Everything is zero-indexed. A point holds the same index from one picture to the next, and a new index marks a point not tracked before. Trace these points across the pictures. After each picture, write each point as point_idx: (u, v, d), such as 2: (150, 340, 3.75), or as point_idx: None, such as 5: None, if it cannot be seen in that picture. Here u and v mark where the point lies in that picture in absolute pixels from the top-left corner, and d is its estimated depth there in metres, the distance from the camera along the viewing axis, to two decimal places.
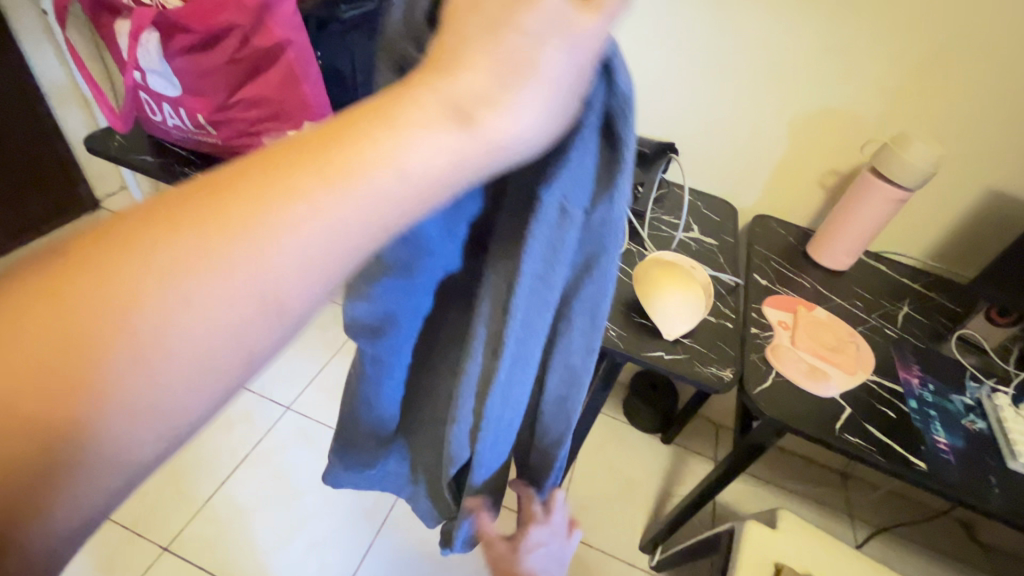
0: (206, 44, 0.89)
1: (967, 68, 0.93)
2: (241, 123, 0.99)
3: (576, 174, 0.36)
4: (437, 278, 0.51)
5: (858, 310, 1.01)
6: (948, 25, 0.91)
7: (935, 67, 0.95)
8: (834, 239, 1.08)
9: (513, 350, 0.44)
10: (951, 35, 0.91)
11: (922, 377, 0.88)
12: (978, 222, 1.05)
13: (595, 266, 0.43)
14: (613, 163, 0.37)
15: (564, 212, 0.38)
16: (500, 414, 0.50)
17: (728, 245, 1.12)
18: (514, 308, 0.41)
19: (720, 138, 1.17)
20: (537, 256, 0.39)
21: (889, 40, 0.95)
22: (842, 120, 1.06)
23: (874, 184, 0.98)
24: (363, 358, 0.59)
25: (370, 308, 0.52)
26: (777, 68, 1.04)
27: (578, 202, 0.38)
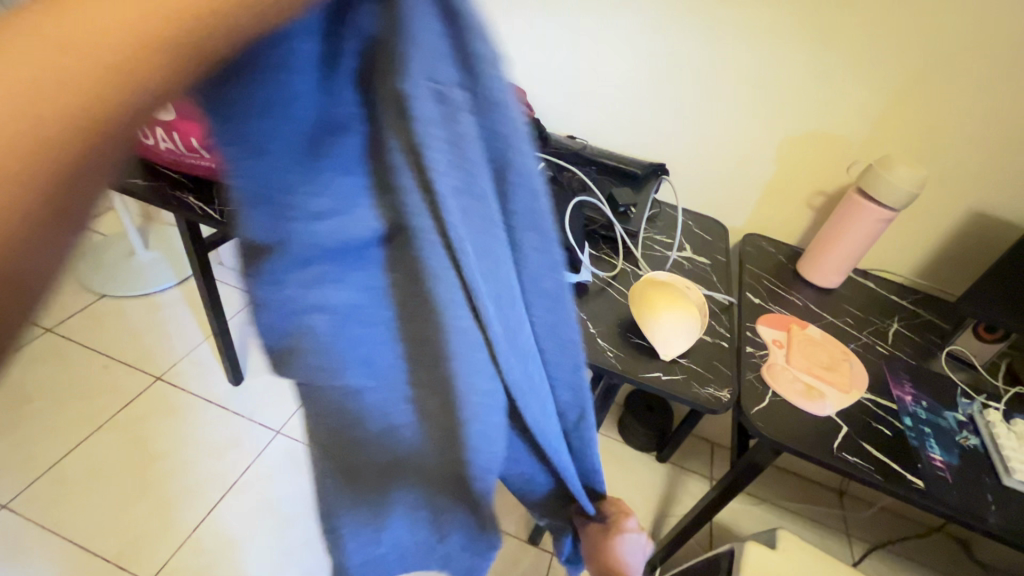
0: None
1: (943, 93, 0.97)
2: None
3: (429, 46, 0.27)
4: (337, 245, 0.36)
5: (850, 327, 1.03)
6: (924, 54, 0.95)
7: (914, 91, 0.99)
8: (823, 258, 1.09)
9: (493, 295, 0.36)
10: (928, 62, 0.95)
11: (915, 394, 0.89)
12: (962, 240, 1.08)
13: (511, 158, 0.32)
14: (454, 15, 0.27)
15: (444, 98, 0.29)
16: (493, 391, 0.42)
17: (721, 264, 1.13)
18: (462, 245, 0.33)
19: (710, 158, 1.19)
20: (449, 166, 0.31)
21: (871, 65, 0.99)
22: (827, 142, 1.09)
23: (861, 204, 1.00)
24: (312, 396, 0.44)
25: (275, 321, 0.38)
26: (763, 92, 1.07)
27: (451, 79, 0.29)
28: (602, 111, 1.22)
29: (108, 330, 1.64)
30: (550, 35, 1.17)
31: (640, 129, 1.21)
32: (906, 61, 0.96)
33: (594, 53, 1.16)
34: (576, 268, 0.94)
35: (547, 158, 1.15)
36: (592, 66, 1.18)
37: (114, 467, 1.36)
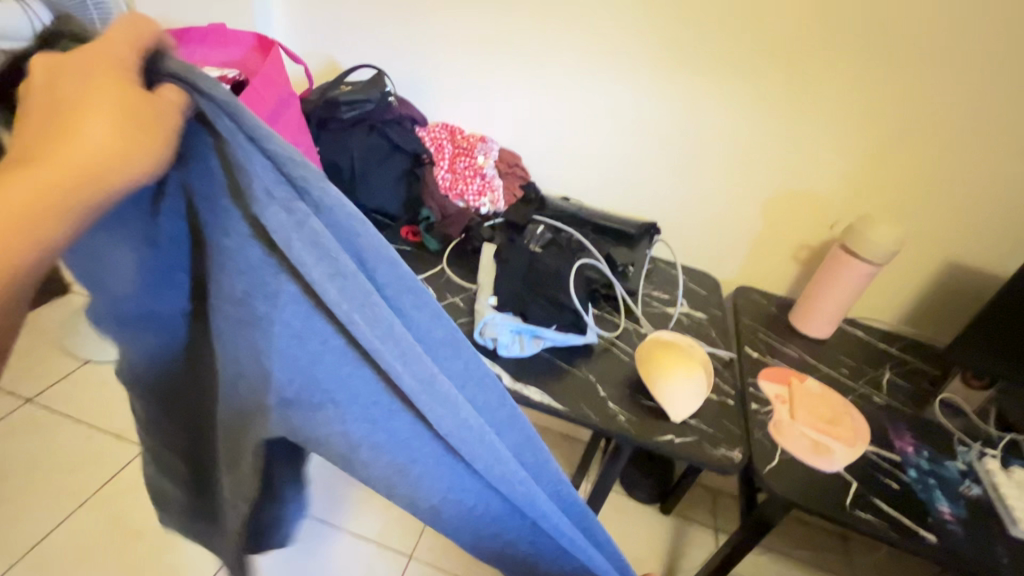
0: None
1: (911, 155, 1.06)
2: None
3: (266, 178, 0.36)
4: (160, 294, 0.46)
5: (845, 378, 1.06)
6: (893, 121, 1.04)
7: (885, 154, 1.07)
8: (813, 311, 1.14)
9: (407, 373, 0.40)
10: (895, 131, 1.05)
11: (915, 445, 0.92)
12: (940, 290, 1.14)
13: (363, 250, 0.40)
14: (280, 163, 0.36)
15: (287, 206, 0.36)
16: (411, 440, 0.44)
17: (717, 318, 1.16)
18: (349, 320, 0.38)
19: (699, 217, 1.25)
20: (312, 258, 0.36)
21: (845, 131, 1.08)
22: (806, 200, 1.16)
23: (846, 261, 1.06)
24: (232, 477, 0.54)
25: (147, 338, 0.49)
26: (747, 157, 1.15)
27: (285, 195, 0.36)
28: (595, 173, 1.28)
29: (90, 397, 1.56)
30: (545, 104, 1.24)
31: (631, 190, 1.27)
32: (876, 129, 1.06)
33: (588, 120, 1.23)
34: (582, 329, 0.96)
35: (545, 221, 1.19)
36: (586, 132, 1.24)
37: (96, 546, 1.27)
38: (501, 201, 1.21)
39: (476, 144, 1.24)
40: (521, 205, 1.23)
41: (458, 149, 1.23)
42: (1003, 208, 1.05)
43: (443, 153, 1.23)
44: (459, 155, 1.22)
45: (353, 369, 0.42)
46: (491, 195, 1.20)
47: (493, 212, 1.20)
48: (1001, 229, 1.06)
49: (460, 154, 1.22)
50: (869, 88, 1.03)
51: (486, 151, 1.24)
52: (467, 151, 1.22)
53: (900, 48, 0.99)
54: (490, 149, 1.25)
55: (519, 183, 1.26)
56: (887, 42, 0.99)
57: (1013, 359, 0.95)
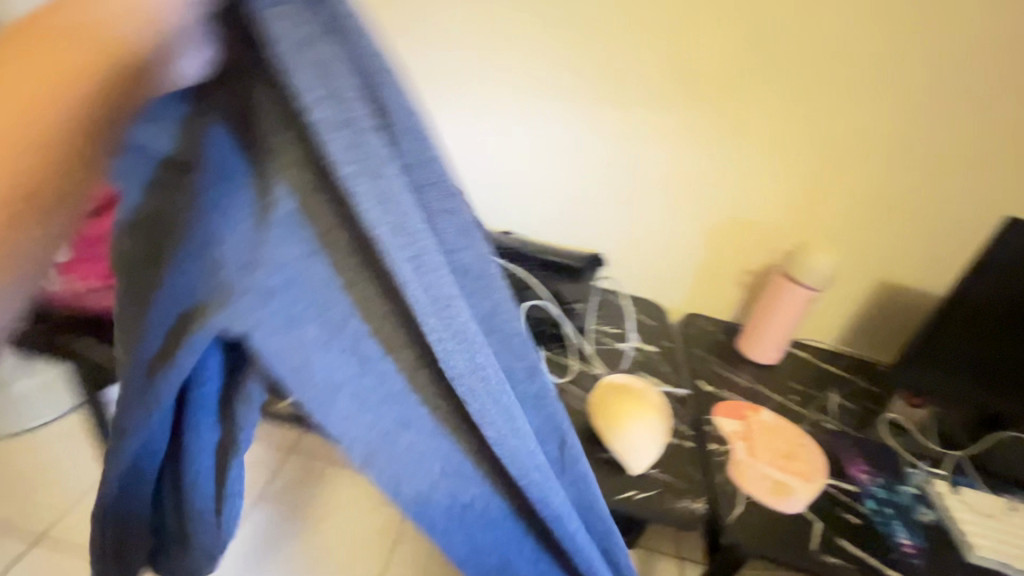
0: None
1: (848, 183, 1.09)
2: None
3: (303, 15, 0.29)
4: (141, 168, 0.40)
5: (795, 405, 1.06)
6: (829, 151, 1.07)
7: (826, 181, 1.09)
8: (760, 337, 1.14)
9: (411, 274, 0.33)
10: (821, 161, 1.08)
11: (869, 471, 0.92)
12: (875, 310, 1.17)
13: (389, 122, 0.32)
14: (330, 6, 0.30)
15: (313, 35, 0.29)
16: (399, 390, 0.37)
17: (668, 351, 1.14)
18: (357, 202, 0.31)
19: (644, 246, 1.23)
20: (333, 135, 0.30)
21: (787, 160, 1.09)
22: (748, 229, 1.17)
23: (786, 288, 1.06)
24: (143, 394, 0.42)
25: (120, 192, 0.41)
26: (686, 186, 1.14)
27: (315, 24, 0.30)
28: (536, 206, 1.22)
29: None
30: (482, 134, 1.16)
31: (576, 223, 1.22)
32: (816, 159, 1.08)
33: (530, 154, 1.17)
34: None
35: None
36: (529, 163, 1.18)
37: None
38: None
39: None
40: None
41: None
42: (932, 230, 1.09)
43: None
44: None
45: (313, 269, 0.34)
46: None
47: None
48: (930, 251, 1.11)
49: None
50: (809, 120, 1.05)
51: None
52: None
53: (835, 81, 1.01)
54: None
55: None
56: (816, 71, 1.01)
57: (949, 377, 0.97)
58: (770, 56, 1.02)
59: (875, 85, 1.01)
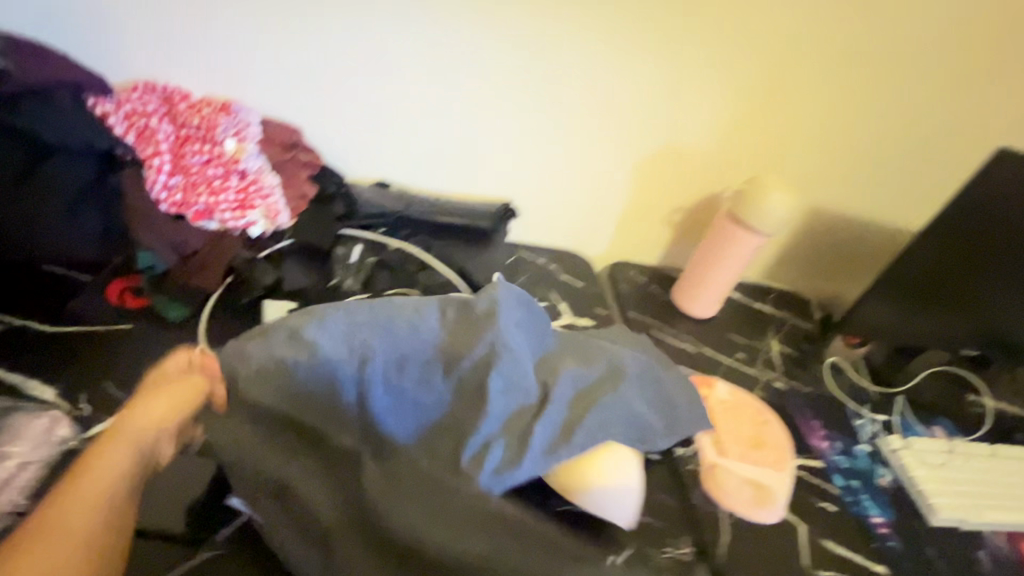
0: (142, 139, 0.72)
1: (825, 180, 0.99)
2: (177, 205, 0.72)
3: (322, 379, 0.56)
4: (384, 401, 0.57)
5: (744, 364, 0.95)
6: (832, 148, 0.96)
7: (869, 138, 0.96)
8: (700, 289, 0.98)
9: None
10: (765, 86, 0.91)
11: (828, 436, 0.85)
12: (808, 238, 1.06)
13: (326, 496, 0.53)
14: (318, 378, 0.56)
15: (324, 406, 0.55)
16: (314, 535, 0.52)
17: (604, 320, 0.94)
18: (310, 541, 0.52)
19: (563, 189, 1.00)
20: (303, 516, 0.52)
21: (807, 116, 0.94)
22: (686, 160, 0.97)
23: (734, 232, 0.90)
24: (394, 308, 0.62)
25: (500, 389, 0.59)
26: (612, 109, 0.92)
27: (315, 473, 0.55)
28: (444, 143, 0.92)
29: None
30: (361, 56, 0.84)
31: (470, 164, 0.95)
32: (787, 160, 0.97)
33: (387, 87, 0.86)
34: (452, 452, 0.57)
35: (356, 234, 0.79)
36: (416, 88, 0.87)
37: None
38: (282, 212, 0.77)
39: (216, 122, 0.77)
40: (317, 207, 0.81)
41: (187, 132, 0.75)
42: (938, 185, 1.00)
43: (156, 140, 0.73)
44: (185, 141, 0.75)
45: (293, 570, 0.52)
46: (261, 207, 0.76)
47: (271, 233, 0.76)
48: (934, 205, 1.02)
49: (190, 138, 0.75)
50: (797, 129, 0.95)
51: (236, 127, 0.78)
52: (203, 138, 0.76)
53: (829, 92, 0.92)
54: (250, 134, 0.79)
55: (308, 173, 0.82)
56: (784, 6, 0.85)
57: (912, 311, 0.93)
58: (628, 94, 0.90)
59: (885, 82, 0.91)
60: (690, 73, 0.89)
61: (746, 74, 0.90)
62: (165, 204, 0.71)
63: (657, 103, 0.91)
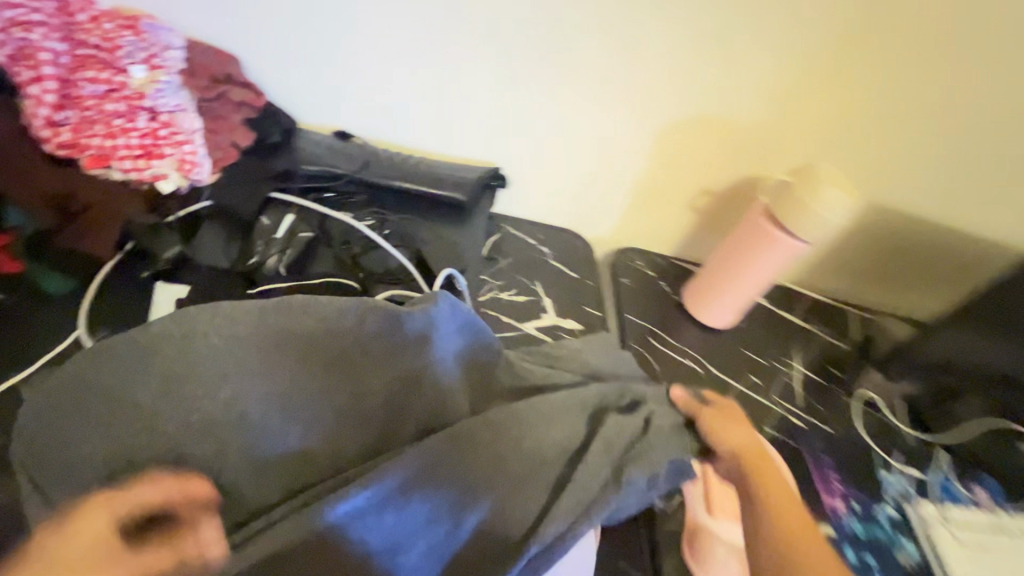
0: (23, 60, 0.56)
1: (905, 177, 0.77)
2: (66, 147, 0.58)
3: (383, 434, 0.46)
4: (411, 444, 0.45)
5: (756, 392, 0.80)
6: (923, 138, 0.74)
7: (977, 131, 0.72)
8: (715, 297, 0.82)
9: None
10: (836, 43, 0.68)
11: (845, 495, 0.72)
12: (863, 241, 0.86)
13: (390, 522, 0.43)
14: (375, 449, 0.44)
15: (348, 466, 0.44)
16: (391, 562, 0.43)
17: (595, 324, 0.80)
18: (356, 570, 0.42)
19: (562, 157, 0.81)
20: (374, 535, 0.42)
21: (896, 93, 0.71)
22: (724, 137, 0.77)
23: (769, 234, 0.72)
24: (316, 327, 0.46)
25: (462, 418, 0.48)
26: (629, 60, 0.71)
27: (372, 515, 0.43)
28: (413, 87, 0.74)
29: None
30: None
31: (453, 121, 0.77)
32: (859, 145, 0.76)
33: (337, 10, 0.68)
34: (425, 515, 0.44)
35: (295, 204, 0.65)
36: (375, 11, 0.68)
37: None
38: (200, 165, 0.62)
39: (119, 41, 0.59)
40: (252, 161, 0.66)
41: (83, 52, 0.59)
42: None
43: (38, 59, 0.56)
44: (79, 62, 0.59)
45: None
46: (173, 156, 0.61)
47: (187, 190, 0.62)
48: None
49: (86, 61, 0.59)
50: (880, 108, 0.73)
51: (146, 51, 0.61)
52: (103, 61, 0.59)
53: (937, 64, 0.68)
54: (167, 61, 0.62)
55: (242, 117, 0.67)
56: None
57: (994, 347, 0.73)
58: (664, 44, 0.70)
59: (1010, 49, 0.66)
60: (746, 23, 0.68)
61: (812, 25, 0.67)
62: (52, 144, 0.57)
63: (699, 58, 0.70)
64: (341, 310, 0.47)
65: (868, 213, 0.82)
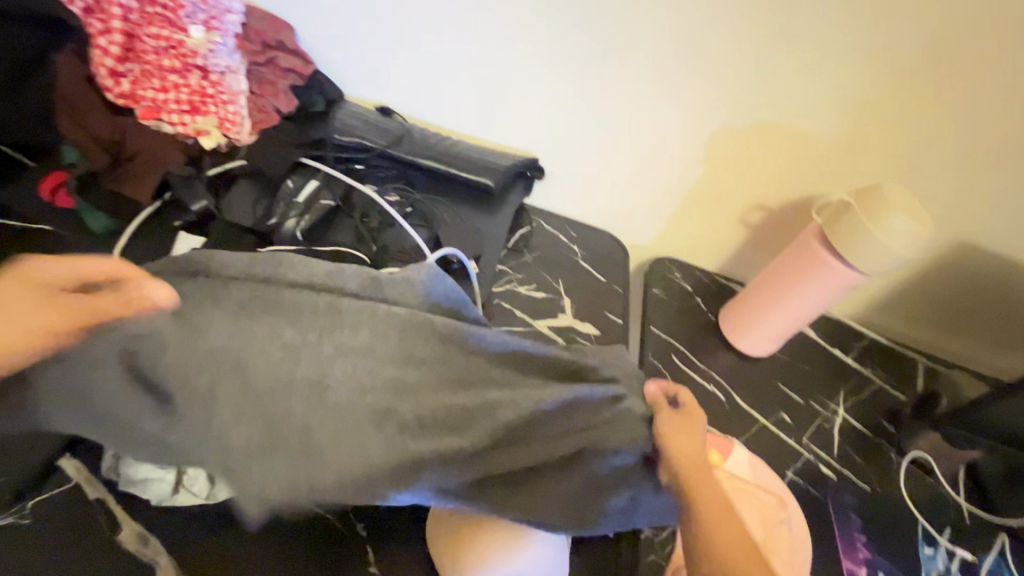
0: (98, 14, 0.61)
1: (999, 213, 0.67)
2: (126, 97, 0.63)
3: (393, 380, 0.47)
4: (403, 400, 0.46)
5: (786, 432, 0.73)
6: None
7: None
8: (753, 322, 0.75)
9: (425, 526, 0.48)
10: (931, 53, 0.59)
11: (871, 564, 0.63)
12: (940, 282, 0.75)
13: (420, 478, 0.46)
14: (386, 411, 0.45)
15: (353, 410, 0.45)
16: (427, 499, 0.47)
17: (615, 332, 0.75)
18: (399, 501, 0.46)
19: (603, 154, 0.77)
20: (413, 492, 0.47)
21: (1006, 114, 0.60)
22: (785, 149, 0.70)
23: (821, 261, 0.64)
24: (306, 286, 0.46)
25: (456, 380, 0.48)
26: (684, 56, 0.65)
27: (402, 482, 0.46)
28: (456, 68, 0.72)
29: None
30: None
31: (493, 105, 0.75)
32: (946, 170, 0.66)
33: None
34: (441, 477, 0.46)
35: (320, 168, 0.66)
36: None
37: None
38: (239, 126, 0.65)
39: (183, 1, 0.62)
40: (291, 128, 0.68)
41: (150, 7, 0.62)
42: None
43: (110, 13, 0.61)
44: (147, 19, 0.62)
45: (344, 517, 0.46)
46: (215, 115, 0.64)
47: (227, 149, 0.65)
48: None
49: (153, 16, 0.62)
50: (980, 132, 0.62)
51: (208, 12, 0.63)
52: (166, 19, 0.62)
53: None
54: (225, 24, 0.64)
55: (288, 84, 0.69)
56: None
57: None
58: (726, 41, 0.63)
59: None
60: (826, 23, 0.60)
61: (903, 30, 0.58)
62: (113, 92, 0.62)
63: (766, 58, 0.63)
64: (328, 274, 0.47)
65: (948, 249, 0.71)
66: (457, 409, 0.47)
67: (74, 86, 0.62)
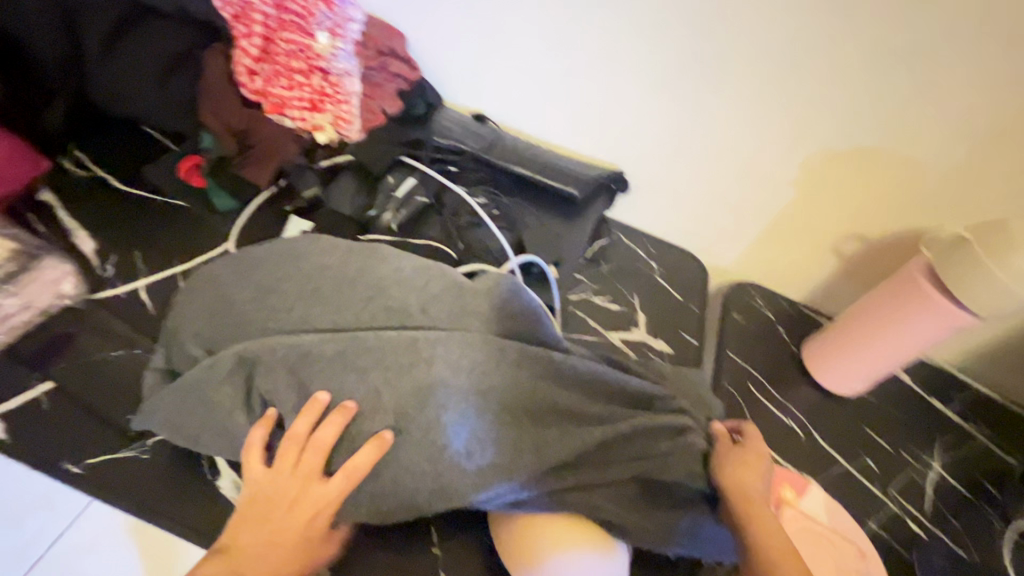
0: (241, 18, 0.68)
1: None
2: (256, 92, 0.69)
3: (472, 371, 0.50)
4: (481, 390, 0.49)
5: (869, 479, 0.68)
6: None
7: None
8: (840, 358, 0.70)
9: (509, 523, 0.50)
10: None
11: None
12: None
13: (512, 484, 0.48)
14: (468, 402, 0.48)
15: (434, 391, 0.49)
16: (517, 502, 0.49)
17: (688, 353, 0.74)
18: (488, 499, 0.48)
19: (691, 172, 0.76)
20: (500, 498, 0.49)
21: None
22: (892, 179, 0.66)
23: (925, 298, 0.60)
24: (390, 279, 0.52)
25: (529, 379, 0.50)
26: (790, 78, 0.64)
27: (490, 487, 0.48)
28: (553, 80, 0.75)
29: None
30: None
31: (584, 118, 0.76)
32: None
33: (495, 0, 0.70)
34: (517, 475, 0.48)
35: (418, 168, 0.70)
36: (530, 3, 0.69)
37: None
38: (351, 123, 0.70)
39: (315, 10, 0.68)
40: (394, 128, 0.73)
41: (285, 15, 0.68)
42: None
43: (252, 19, 0.68)
44: (281, 24, 0.69)
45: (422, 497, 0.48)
46: (331, 112, 0.70)
47: (336, 143, 0.71)
48: None
49: (286, 23, 0.69)
50: None
51: (334, 21, 0.69)
52: (299, 25, 0.69)
53: None
54: (347, 32, 0.70)
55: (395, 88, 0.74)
56: None
57: None
58: (839, 62, 0.60)
59: None
60: (953, 50, 0.56)
61: None
62: (245, 87, 0.69)
63: (882, 81, 0.60)
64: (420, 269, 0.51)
65: None
66: (519, 403, 0.50)
67: (214, 81, 0.69)
